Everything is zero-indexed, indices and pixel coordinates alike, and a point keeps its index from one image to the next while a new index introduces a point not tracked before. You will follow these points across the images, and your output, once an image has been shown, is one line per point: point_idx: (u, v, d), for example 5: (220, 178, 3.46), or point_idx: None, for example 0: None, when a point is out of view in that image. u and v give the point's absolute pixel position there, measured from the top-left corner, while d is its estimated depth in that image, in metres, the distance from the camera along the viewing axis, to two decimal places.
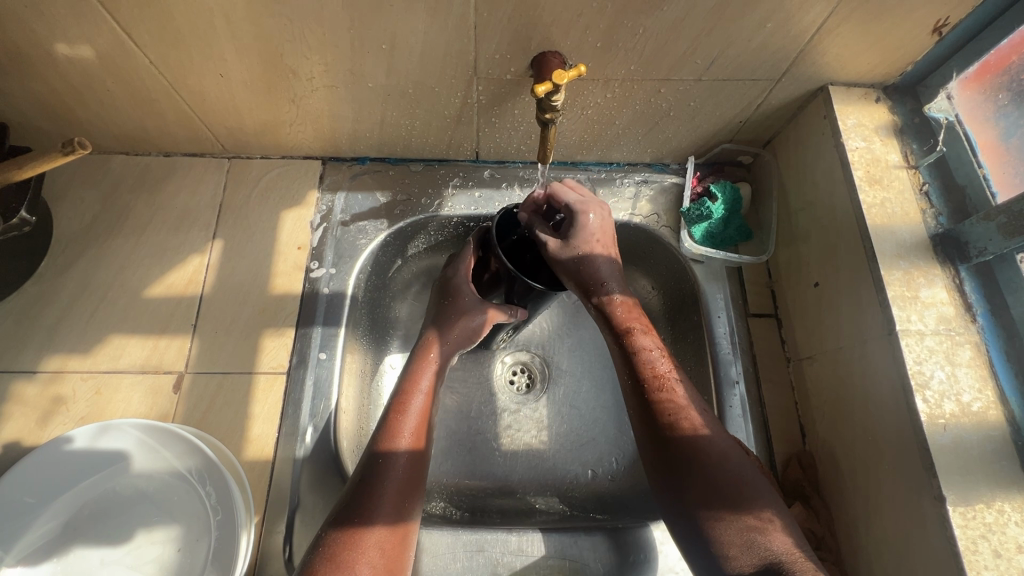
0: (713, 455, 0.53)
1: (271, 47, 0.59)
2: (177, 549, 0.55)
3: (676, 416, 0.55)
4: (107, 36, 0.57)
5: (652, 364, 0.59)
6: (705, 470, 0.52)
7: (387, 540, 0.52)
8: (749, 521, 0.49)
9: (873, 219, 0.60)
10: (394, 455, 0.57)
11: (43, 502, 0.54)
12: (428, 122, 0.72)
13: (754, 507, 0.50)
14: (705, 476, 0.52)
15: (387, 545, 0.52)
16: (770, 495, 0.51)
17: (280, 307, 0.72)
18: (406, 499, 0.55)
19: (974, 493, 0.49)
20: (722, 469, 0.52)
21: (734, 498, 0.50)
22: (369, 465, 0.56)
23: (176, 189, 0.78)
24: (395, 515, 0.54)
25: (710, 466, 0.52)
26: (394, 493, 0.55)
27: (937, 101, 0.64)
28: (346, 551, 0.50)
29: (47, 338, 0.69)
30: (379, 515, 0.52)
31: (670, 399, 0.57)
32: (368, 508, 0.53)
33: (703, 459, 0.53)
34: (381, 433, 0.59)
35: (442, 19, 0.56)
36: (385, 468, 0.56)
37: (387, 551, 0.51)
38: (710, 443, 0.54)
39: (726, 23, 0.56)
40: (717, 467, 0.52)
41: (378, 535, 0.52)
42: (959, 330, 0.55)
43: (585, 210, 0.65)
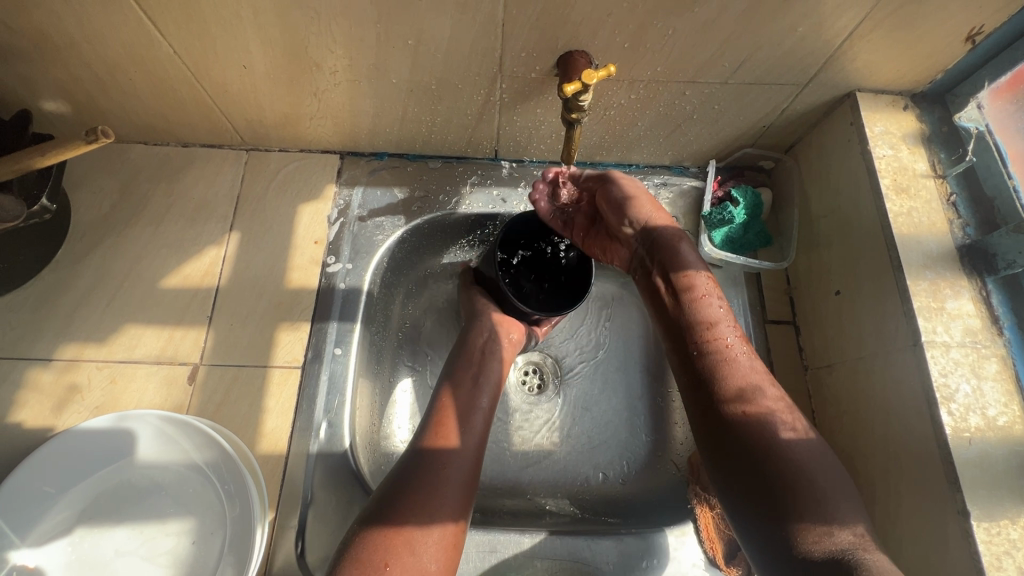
0: (806, 459, 0.50)
1: (296, 39, 0.59)
2: (191, 541, 0.54)
3: (758, 412, 0.53)
4: (132, 25, 0.57)
5: (749, 368, 0.56)
6: (789, 474, 0.49)
7: (438, 532, 0.52)
8: (840, 533, 0.47)
9: (899, 227, 0.60)
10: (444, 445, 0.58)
11: (61, 488, 0.55)
12: (449, 119, 0.72)
13: (833, 515, 0.47)
14: (785, 480, 0.49)
15: (441, 538, 0.52)
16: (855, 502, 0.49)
17: (296, 301, 0.72)
18: (461, 493, 0.56)
19: (1000, 509, 0.48)
20: (808, 474, 0.49)
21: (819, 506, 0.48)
22: (418, 458, 0.57)
23: (194, 180, 0.78)
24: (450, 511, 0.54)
25: (791, 470, 0.50)
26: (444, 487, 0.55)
27: (967, 111, 0.62)
28: (393, 545, 0.50)
29: (63, 326, 0.69)
30: (440, 508, 0.53)
31: (760, 400, 0.54)
32: (420, 495, 0.54)
33: (780, 455, 0.50)
34: (431, 429, 0.60)
35: (470, 16, 0.55)
36: (441, 459, 0.57)
37: (439, 543, 0.52)
38: (794, 444, 0.51)
39: (757, 26, 0.56)
40: (803, 474, 0.49)
41: (438, 527, 0.52)
42: (985, 343, 0.54)
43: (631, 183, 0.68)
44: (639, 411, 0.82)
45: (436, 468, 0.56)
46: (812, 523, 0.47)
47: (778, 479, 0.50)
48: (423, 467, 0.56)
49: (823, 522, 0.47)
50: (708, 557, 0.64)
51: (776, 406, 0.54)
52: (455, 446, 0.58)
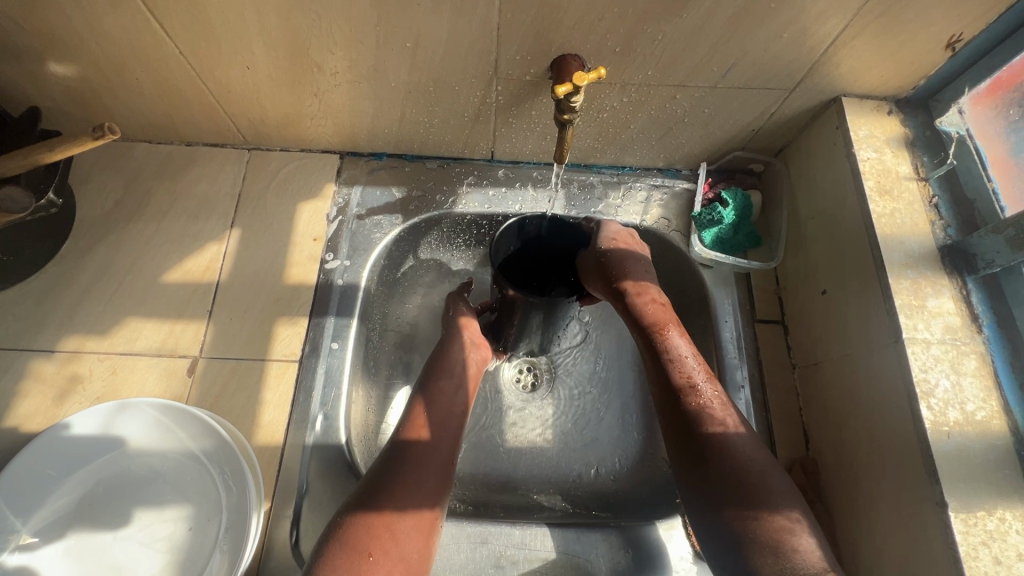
0: (743, 453, 0.54)
1: (298, 41, 0.61)
2: (188, 527, 0.55)
3: (699, 411, 0.57)
4: (140, 26, 0.59)
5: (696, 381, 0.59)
6: (726, 468, 0.53)
7: (420, 517, 0.54)
8: (772, 521, 0.50)
9: (883, 228, 0.61)
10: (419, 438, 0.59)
11: (63, 473, 0.56)
12: (446, 120, 0.74)
13: (767, 504, 0.51)
14: (724, 473, 0.53)
15: (422, 524, 0.54)
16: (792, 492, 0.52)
17: (294, 296, 0.73)
18: (438, 483, 0.57)
19: (977, 500, 0.49)
20: (744, 467, 0.53)
21: (754, 498, 0.51)
22: (396, 450, 0.58)
23: (196, 177, 0.79)
24: (429, 498, 0.56)
25: (731, 461, 0.53)
26: (426, 476, 0.57)
27: (949, 115, 0.64)
28: (375, 531, 0.51)
29: (66, 318, 0.70)
30: (421, 496, 0.55)
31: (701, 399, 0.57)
32: (403, 480, 0.55)
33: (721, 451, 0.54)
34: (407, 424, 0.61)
35: (467, 20, 0.57)
36: (419, 449, 0.58)
37: (421, 528, 0.54)
38: (733, 439, 0.55)
39: (743, 32, 0.58)
40: (741, 465, 0.53)
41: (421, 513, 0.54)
42: (965, 340, 0.56)
43: (609, 222, 0.73)
44: (631, 409, 0.83)
45: (413, 457, 0.58)
46: (749, 512, 0.51)
47: (718, 474, 0.53)
48: (403, 457, 0.57)
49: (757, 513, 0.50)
50: (695, 551, 0.65)
51: (716, 404, 0.57)
52: (433, 440, 0.60)
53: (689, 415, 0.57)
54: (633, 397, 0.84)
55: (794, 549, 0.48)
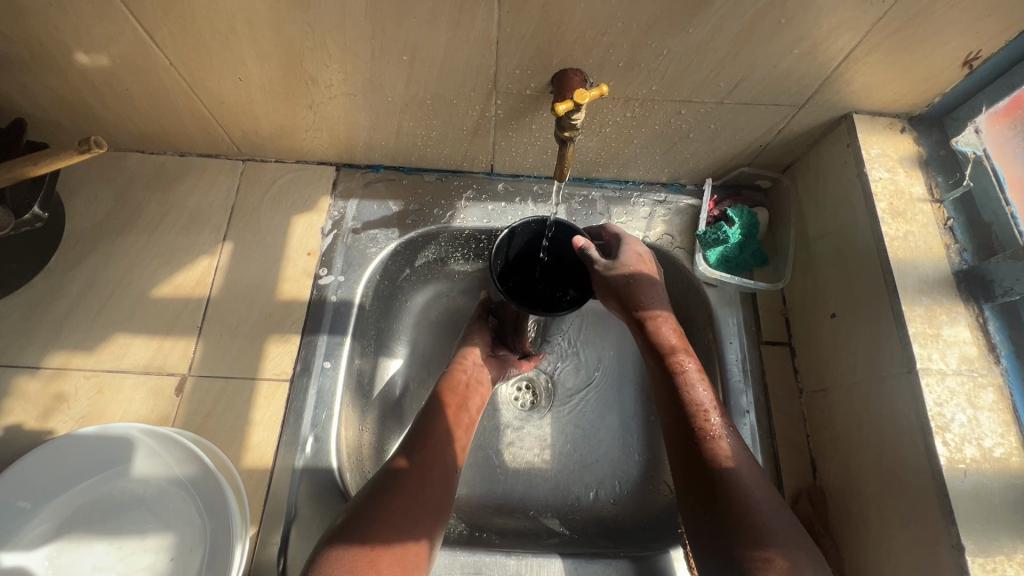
0: (747, 487, 0.53)
1: (292, 53, 0.59)
2: (170, 557, 0.53)
3: (707, 441, 0.56)
4: (129, 36, 0.58)
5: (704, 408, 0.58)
6: (730, 502, 0.52)
7: (412, 551, 0.53)
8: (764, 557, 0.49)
9: (895, 251, 0.59)
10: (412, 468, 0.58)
11: (42, 500, 0.54)
12: (444, 133, 0.72)
13: (767, 540, 0.50)
14: (727, 507, 0.52)
15: (414, 556, 0.52)
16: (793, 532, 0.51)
17: (286, 313, 0.71)
18: (430, 513, 0.56)
19: (995, 544, 0.47)
20: (747, 502, 0.52)
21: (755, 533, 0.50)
22: (387, 480, 0.57)
23: (189, 189, 0.78)
24: (420, 529, 0.54)
25: (731, 491, 0.53)
26: (416, 503, 0.55)
27: (965, 135, 0.61)
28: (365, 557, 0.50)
29: (52, 334, 0.68)
30: (411, 525, 0.54)
31: (709, 430, 0.57)
32: (392, 512, 0.54)
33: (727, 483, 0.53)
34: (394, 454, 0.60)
35: (465, 33, 0.55)
36: (409, 478, 0.57)
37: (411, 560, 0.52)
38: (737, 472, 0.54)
39: (752, 47, 0.55)
40: (741, 497, 0.52)
41: (412, 546, 0.53)
42: (982, 371, 0.53)
43: (632, 241, 0.69)
44: (633, 430, 0.81)
45: (401, 486, 0.56)
46: (749, 548, 0.50)
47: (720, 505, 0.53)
48: (392, 486, 0.56)
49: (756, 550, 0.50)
50: None
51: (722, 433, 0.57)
52: (428, 471, 0.59)
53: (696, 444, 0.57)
54: (635, 417, 0.82)
55: None
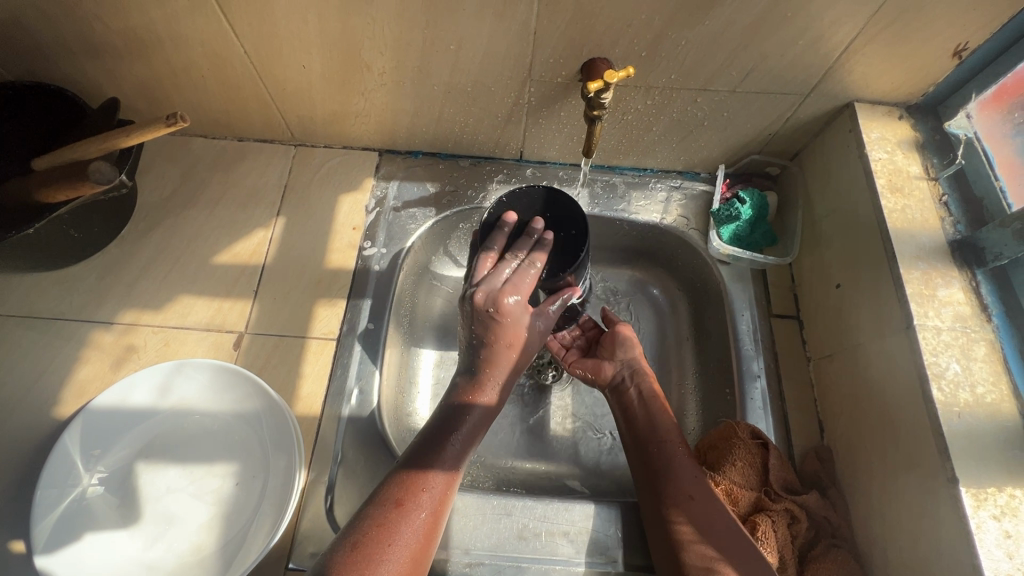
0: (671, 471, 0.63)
1: (352, 43, 0.67)
2: (235, 483, 0.59)
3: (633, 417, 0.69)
4: (213, 28, 0.66)
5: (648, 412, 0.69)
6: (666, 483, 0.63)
7: (444, 484, 0.58)
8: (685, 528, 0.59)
9: (894, 223, 0.65)
10: (473, 409, 0.62)
11: (129, 423, 0.60)
12: (480, 119, 0.79)
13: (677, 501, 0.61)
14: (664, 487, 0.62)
15: (448, 486, 0.58)
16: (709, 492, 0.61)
17: (333, 280, 0.78)
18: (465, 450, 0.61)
19: (987, 477, 0.52)
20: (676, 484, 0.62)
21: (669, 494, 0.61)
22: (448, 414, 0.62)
23: (246, 170, 0.86)
24: (454, 464, 0.59)
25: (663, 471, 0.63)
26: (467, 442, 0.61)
27: (957, 119, 0.68)
28: (406, 484, 0.56)
29: (124, 293, 0.76)
30: (439, 463, 0.58)
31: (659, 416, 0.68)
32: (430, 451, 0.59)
33: (652, 452, 0.65)
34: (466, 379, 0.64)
35: (507, 24, 0.63)
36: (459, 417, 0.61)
37: (443, 493, 0.57)
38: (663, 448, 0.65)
39: (762, 38, 0.62)
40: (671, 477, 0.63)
41: (434, 483, 0.57)
42: (975, 328, 0.58)
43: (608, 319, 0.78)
44: None
45: (450, 427, 0.61)
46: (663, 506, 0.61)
47: (651, 471, 0.64)
48: (441, 426, 0.61)
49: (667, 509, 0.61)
50: None
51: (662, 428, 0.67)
52: (482, 416, 0.63)
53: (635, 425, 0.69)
54: None
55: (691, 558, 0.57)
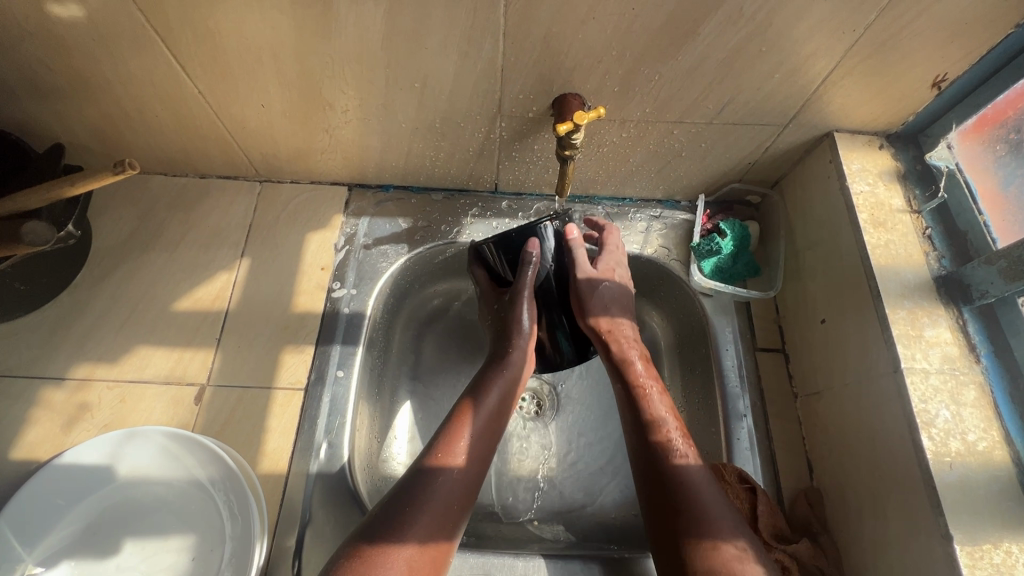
0: (694, 483, 0.58)
1: (312, 82, 0.64)
2: (191, 557, 0.56)
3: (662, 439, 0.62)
4: (163, 69, 0.63)
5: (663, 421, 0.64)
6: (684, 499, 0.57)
7: (418, 561, 0.52)
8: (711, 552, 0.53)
9: (878, 259, 0.63)
10: (444, 473, 0.57)
11: (70, 502, 0.57)
12: (452, 154, 0.76)
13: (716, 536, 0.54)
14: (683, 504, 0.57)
15: (418, 563, 0.52)
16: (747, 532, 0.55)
17: (301, 325, 0.75)
18: (442, 523, 0.55)
19: (982, 533, 0.49)
20: (697, 498, 0.57)
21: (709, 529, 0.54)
22: (415, 479, 0.57)
23: (208, 209, 0.82)
24: (427, 536, 0.53)
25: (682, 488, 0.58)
26: (455, 508, 0.57)
27: (938, 150, 0.66)
28: (373, 560, 0.50)
29: (77, 346, 0.71)
30: (406, 533, 0.52)
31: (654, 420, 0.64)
32: (393, 526, 0.53)
33: (682, 482, 0.58)
34: (437, 445, 0.60)
35: (472, 61, 0.60)
36: (431, 482, 0.57)
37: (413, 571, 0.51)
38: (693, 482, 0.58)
39: (736, 72, 0.60)
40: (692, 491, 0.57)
41: (399, 557, 0.51)
42: (964, 370, 0.56)
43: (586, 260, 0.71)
44: None
45: (419, 498, 0.55)
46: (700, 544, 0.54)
47: (674, 493, 0.58)
48: (405, 496, 0.55)
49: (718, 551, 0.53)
50: None
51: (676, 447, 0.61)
52: (455, 481, 0.58)
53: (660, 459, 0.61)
54: None
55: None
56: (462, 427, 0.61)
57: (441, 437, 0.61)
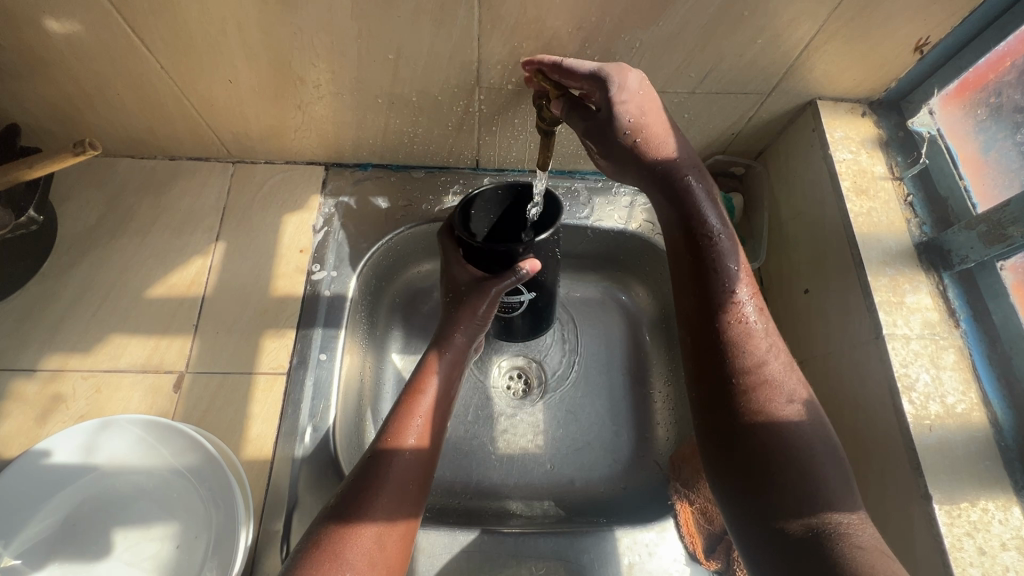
0: (799, 442, 0.49)
1: (280, 54, 0.61)
2: (175, 545, 0.56)
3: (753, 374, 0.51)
4: (121, 42, 0.59)
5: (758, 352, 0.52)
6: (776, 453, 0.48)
7: (384, 537, 0.52)
8: (847, 520, 0.46)
9: (860, 227, 0.63)
10: (396, 456, 0.57)
11: (46, 494, 0.56)
12: (430, 130, 0.74)
13: (840, 501, 0.47)
14: (774, 457, 0.48)
15: (386, 541, 0.52)
16: (854, 483, 0.48)
17: (281, 309, 0.73)
18: (404, 501, 0.55)
19: (960, 492, 0.50)
20: (798, 456, 0.48)
21: (818, 497, 0.46)
22: (372, 462, 0.56)
23: (180, 192, 0.79)
24: (388, 516, 0.53)
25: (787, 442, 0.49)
26: (414, 486, 0.56)
27: (921, 115, 0.67)
28: (330, 547, 0.49)
29: (48, 337, 0.69)
30: (365, 515, 0.52)
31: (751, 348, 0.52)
32: (354, 509, 0.52)
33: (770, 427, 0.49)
34: (387, 428, 0.59)
35: (447, 30, 0.58)
36: (389, 463, 0.56)
37: (382, 550, 0.51)
38: (799, 421, 0.50)
39: (718, 38, 0.59)
40: (797, 445, 0.49)
41: (365, 538, 0.51)
42: (943, 335, 0.57)
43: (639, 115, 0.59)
44: (622, 412, 0.83)
45: (379, 478, 0.55)
46: (836, 515, 0.46)
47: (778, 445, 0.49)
48: (362, 481, 0.55)
49: (806, 516, 0.46)
50: (688, 552, 0.65)
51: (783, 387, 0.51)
52: (411, 461, 0.57)
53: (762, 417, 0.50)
54: (624, 400, 0.84)
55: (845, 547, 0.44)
56: (412, 410, 0.61)
57: (391, 421, 0.60)
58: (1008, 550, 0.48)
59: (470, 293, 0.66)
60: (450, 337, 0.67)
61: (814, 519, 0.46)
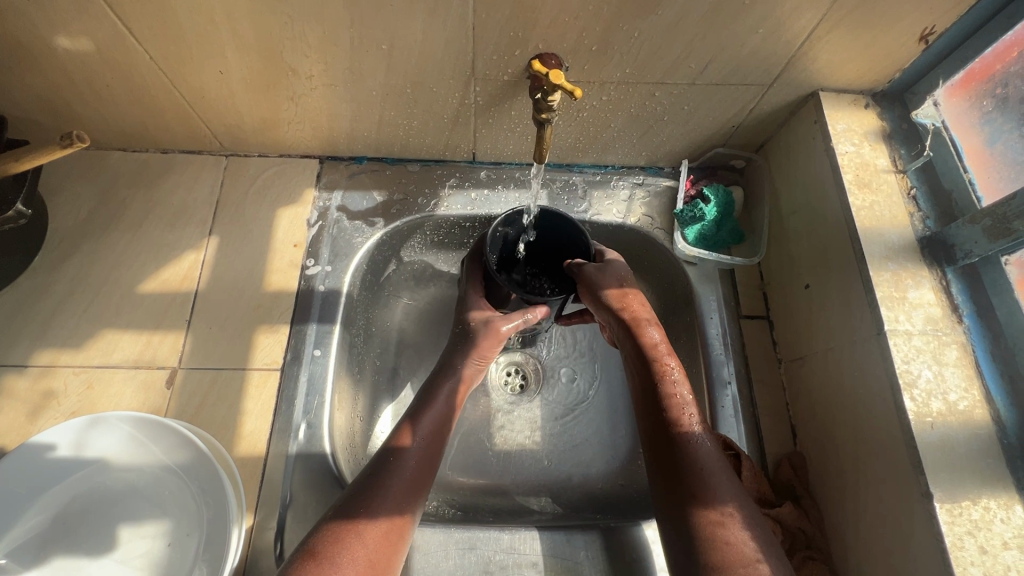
0: (704, 460, 0.56)
1: (272, 45, 0.60)
2: (167, 543, 0.55)
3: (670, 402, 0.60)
4: (109, 33, 0.58)
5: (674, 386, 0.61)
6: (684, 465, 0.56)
7: (372, 538, 0.52)
8: (733, 526, 0.52)
9: (863, 221, 0.62)
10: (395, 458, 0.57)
11: (36, 492, 0.55)
12: (426, 122, 0.73)
13: (718, 501, 0.54)
14: (682, 469, 0.56)
15: (373, 542, 0.51)
16: (744, 497, 0.54)
17: (275, 304, 0.72)
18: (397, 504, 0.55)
19: (962, 490, 0.50)
20: (699, 470, 0.55)
21: (704, 502, 0.53)
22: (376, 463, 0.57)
23: (173, 185, 0.78)
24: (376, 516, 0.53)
25: (692, 458, 0.57)
26: (408, 491, 0.56)
27: (925, 107, 0.65)
28: (319, 546, 0.50)
29: (39, 332, 0.68)
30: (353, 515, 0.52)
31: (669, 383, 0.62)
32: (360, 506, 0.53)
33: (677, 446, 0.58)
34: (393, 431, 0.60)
35: (442, 20, 0.57)
36: (393, 463, 0.57)
37: (368, 551, 0.51)
38: (702, 443, 0.58)
39: (718, 28, 0.58)
40: (700, 462, 0.56)
41: (358, 537, 0.51)
42: (946, 330, 0.56)
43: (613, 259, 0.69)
44: (620, 408, 0.82)
45: (378, 479, 0.55)
46: (705, 511, 0.53)
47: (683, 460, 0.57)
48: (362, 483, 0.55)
49: (695, 516, 0.53)
50: None
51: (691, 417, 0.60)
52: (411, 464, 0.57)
53: (671, 430, 0.59)
54: (622, 396, 0.83)
55: (719, 542, 0.51)
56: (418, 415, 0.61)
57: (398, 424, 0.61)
58: (1010, 549, 0.47)
59: (479, 330, 0.67)
60: (453, 365, 0.66)
61: (705, 519, 0.53)
